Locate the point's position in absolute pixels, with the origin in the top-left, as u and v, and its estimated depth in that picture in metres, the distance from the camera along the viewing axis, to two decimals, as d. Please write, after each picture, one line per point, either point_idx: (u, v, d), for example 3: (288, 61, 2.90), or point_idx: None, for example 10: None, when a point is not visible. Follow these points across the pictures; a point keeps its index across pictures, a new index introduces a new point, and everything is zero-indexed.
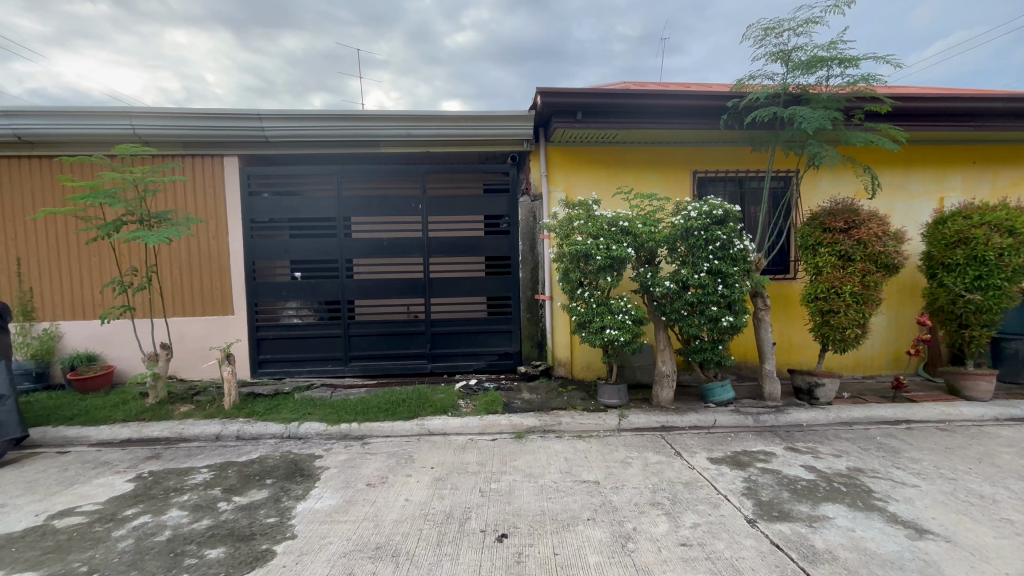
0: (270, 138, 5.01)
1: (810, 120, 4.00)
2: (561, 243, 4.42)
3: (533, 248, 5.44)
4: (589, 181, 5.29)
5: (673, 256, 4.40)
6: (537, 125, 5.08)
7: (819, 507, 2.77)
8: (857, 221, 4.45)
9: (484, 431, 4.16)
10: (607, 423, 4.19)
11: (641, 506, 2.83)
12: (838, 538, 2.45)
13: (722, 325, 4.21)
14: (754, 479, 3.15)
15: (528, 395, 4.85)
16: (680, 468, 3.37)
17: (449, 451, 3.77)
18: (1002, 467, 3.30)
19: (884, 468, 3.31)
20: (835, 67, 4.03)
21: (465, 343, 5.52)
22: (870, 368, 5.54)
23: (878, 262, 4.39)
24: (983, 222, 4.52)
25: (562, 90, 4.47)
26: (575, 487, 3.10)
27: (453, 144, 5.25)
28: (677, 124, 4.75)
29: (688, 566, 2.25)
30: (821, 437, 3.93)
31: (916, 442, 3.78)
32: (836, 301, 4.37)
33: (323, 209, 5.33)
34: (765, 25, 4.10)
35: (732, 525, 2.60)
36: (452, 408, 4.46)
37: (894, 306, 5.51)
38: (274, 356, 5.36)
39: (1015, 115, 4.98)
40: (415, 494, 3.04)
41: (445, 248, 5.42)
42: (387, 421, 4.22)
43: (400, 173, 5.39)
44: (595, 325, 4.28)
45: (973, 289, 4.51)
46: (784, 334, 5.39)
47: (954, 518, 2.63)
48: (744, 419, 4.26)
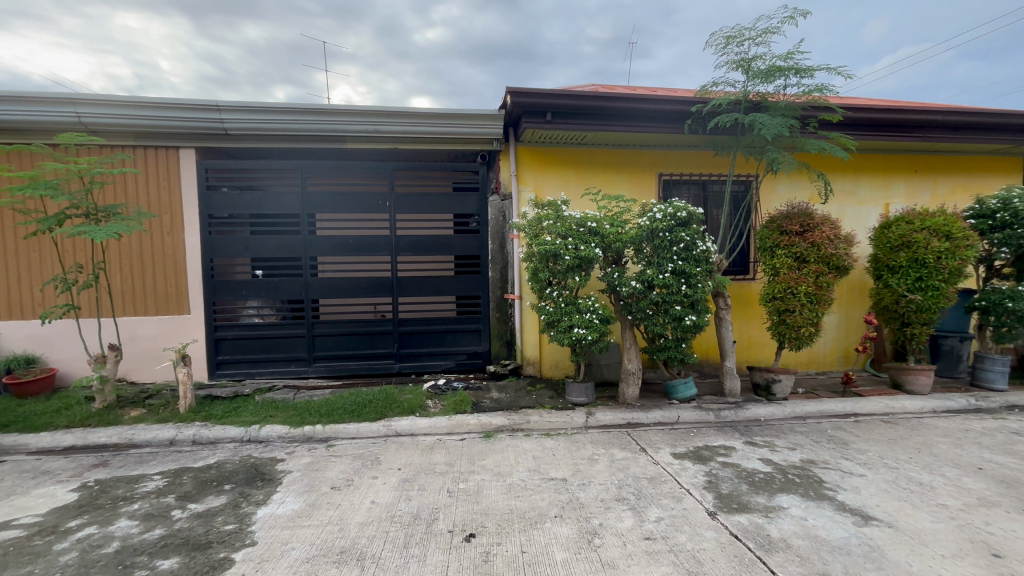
0: (230, 130, 4.83)
1: (768, 127, 4.17)
2: (530, 243, 4.44)
3: (502, 247, 5.45)
4: (558, 181, 5.34)
5: (639, 256, 4.48)
6: (506, 124, 5.08)
7: (776, 498, 2.90)
8: (811, 224, 4.66)
9: (452, 431, 4.14)
10: (574, 421, 4.25)
11: (607, 501, 2.88)
12: (792, 527, 2.56)
13: (685, 324, 4.33)
14: (715, 473, 3.26)
15: (497, 395, 4.85)
16: (645, 463, 3.45)
17: (417, 452, 3.73)
18: (938, 456, 3.54)
19: (834, 459, 3.49)
20: (792, 76, 4.20)
21: (434, 342, 5.47)
22: (822, 365, 5.82)
23: (830, 264, 4.60)
24: (923, 226, 4.81)
25: (532, 90, 4.48)
26: (543, 485, 3.13)
27: (422, 141, 5.19)
28: (644, 128, 4.85)
29: (652, 559, 2.31)
30: (778, 431, 4.11)
31: (863, 434, 4.00)
32: (792, 301, 4.57)
33: (286, 204, 5.16)
34: (727, 34, 4.24)
35: (693, 518, 2.68)
36: (420, 408, 4.42)
37: (845, 305, 5.82)
38: (234, 357, 5.17)
39: (953, 128, 5.33)
40: (381, 496, 3.00)
41: (414, 247, 5.35)
42: (353, 423, 4.14)
43: (367, 170, 5.28)
44: (564, 324, 4.32)
45: (914, 290, 4.80)
46: (744, 333, 5.59)
47: (897, 505, 2.80)
48: (706, 415, 4.40)
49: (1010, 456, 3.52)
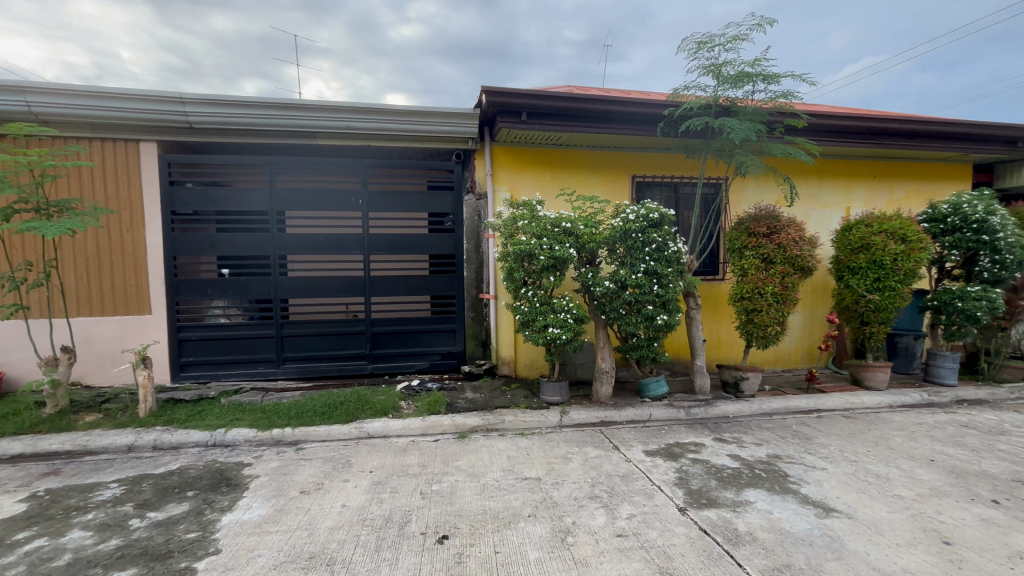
0: (194, 124, 4.65)
1: (737, 131, 4.28)
2: (505, 243, 4.44)
3: (478, 247, 5.44)
4: (533, 181, 5.36)
5: (613, 256, 4.54)
6: (481, 123, 5.07)
7: (743, 493, 2.97)
8: (778, 226, 4.80)
9: (425, 432, 4.10)
10: (548, 420, 4.27)
11: (580, 500, 2.90)
12: (758, 521, 2.64)
13: (657, 323, 4.40)
14: (685, 469, 3.33)
15: (471, 395, 4.83)
16: (618, 461, 3.49)
17: (389, 454, 3.68)
18: (894, 448, 3.70)
19: (798, 454, 3.61)
20: (760, 82, 4.32)
21: (408, 343, 5.40)
22: (787, 362, 6.02)
23: (795, 265, 4.76)
24: (881, 229, 5.03)
25: (507, 89, 4.48)
26: (517, 484, 3.13)
27: (396, 138, 5.12)
28: (617, 130, 4.91)
29: (624, 556, 2.34)
30: (745, 428, 4.22)
31: (825, 429, 4.15)
32: (759, 301, 4.71)
33: (254, 201, 5.01)
34: (699, 39, 4.33)
35: (664, 514, 2.73)
36: (393, 410, 4.36)
37: (809, 305, 6.02)
38: (198, 359, 4.99)
39: (909, 135, 5.59)
40: (352, 499, 2.94)
41: (387, 246, 5.28)
42: (324, 426, 4.05)
43: (340, 168, 5.18)
44: (538, 324, 4.33)
45: (873, 290, 5.02)
46: (713, 332, 5.73)
47: (856, 497, 2.92)
48: (677, 413, 4.48)
49: (959, 447, 3.71)
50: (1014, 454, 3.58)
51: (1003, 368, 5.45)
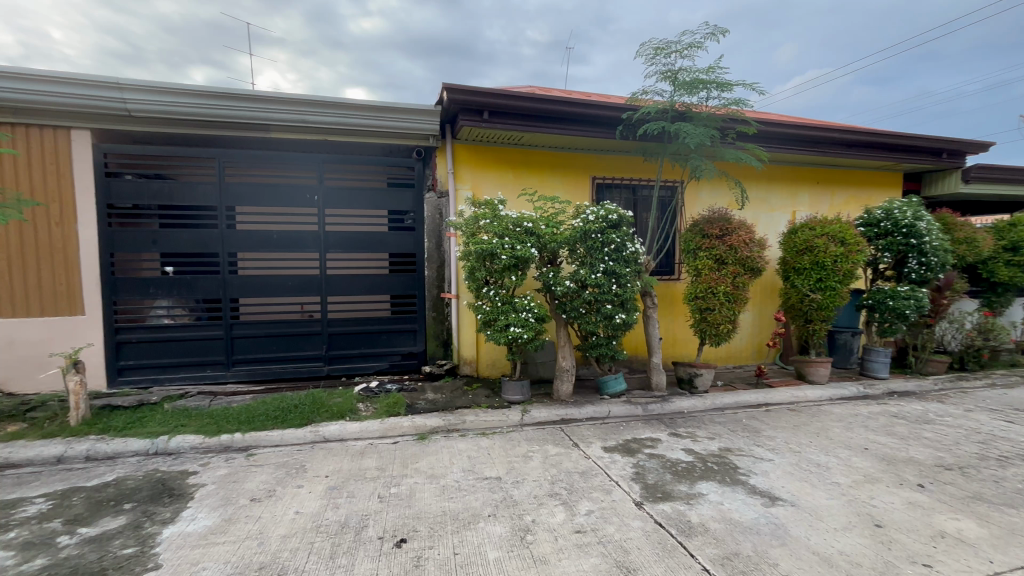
0: (134, 112, 4.36)
1: (692, 136, 4.44)
2: (467, 242, 4.42)
3: (439, 246, 5.38)
4: (495, 180, 5.35)
5: (573, 256, 4.59)
6: (442, 121, 5.01)
7: (696, 485, 3.08)
8: (729, 229, 5.00)
9: (384, 435, 4.02)
10: (509, 419, 4.27)
11: (540, 498, 2.92)
12: (710, 512, 2.74)
13: (616, 322, 4.49)
14: (642, 464, 3.41)
15: (432, 395, 4.77)
16: (577, 458, 3.54)
17: (346, 457, 3.58)
18: (833, 439, 3.93)
19: (747, 446, 3.78)
20: (714, 90, 4.48)
21: (366, 343, 5.28)
22: (738, 359, 6.29)
23: (745, 265, 4.97)
24: (823, 232, 5.34)
25: (468, 87, 4.44)
26: (477, 484, 3.11)
27: (354, 133, 4.98)
28: (578, 131, 4.96)
29: (581, 552, 2.37)
30: (699, 422, 4.38)
31: (772, 422, 4.37)
32: (712, 300, 4.89)
33: (201, 195, 4.75)
34: (656, 45, 4.45)
35: (621, 509, 2.79)
36: (350, 412, 4.25)
37: (758, 304, 6.31)
38: (138, 362, 4.69)
39: (848, 144, 5.95)
40: (306, 505, 2.84)
41: (345, 244, 5.15)
42: (276, 430, 3.90)
43: (295, 162, 4.99)
44: (500, 324, 4.33)
45: (815, 290, 5.31)
46: (669, 330, 5.91)
47: (799, 485, 3.08)
48: (635, 408, 4.59)
49: (890, 436, 3.99)
50: (937, 441, 3.88)
51: (929, 362, 5.90)
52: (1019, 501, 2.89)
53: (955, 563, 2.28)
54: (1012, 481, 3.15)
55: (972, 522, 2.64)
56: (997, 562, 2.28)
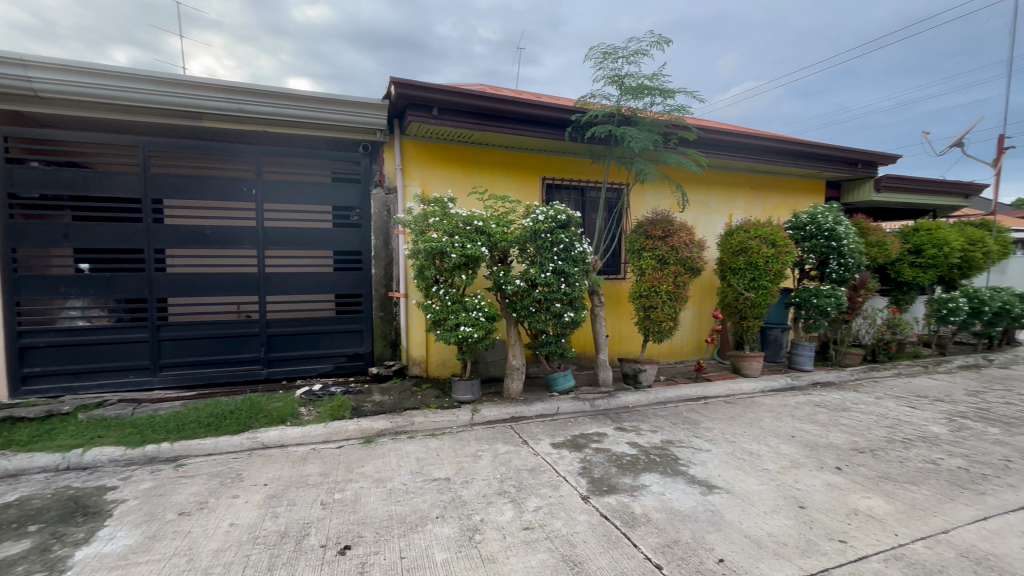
0: (41, 93, 3.91)
1: (637, 140, 4.60)
2: (415, 240, 4.34)
3: (386, 243, 5.26)
4: (444, 177, 5.29)
5: (523, 256, 4.62)
6: (391, 115, 4.88)
7: (639, 477, 3.19)
8: (671, 230, 5.22)
9: (328, 439, 3.87)
10: (459, 419, 4.25)
11: (488, 497, 2.92)
12: (652, 502, 2.85)
13: (565, 320, 4.56)
14: (589, 459, 3.50)
15: (379, 397, 4.65)
16: (526, 455, 3.58)
17: (287, 464, 3.42)
18: (764, 428, 4.21)
19: (687, 438, 3.96)
20: (658, 96, 4.66)
21: (309, 345, 5.06)
22: (680, 354, 6.59)
23: (686, 265, 5.20)
24: (756, 235, 5.69)
25: (416, 82, 4.35)
26: (425, 486, 3.07)
27: (298, 126, 4.73)
28: (528, 132, 5.00)
29: (529, 548, 2.39)
30: (643, 416, 4.55)
31: (710, 414, 4.61)
32: (655, 299, 5.08)
33: (123, 186, 4.40)
34: (604, 50, 4.56)
35: (569, 503, 2.85)
36: (292, 417, 4.07)
37: (697, 302, 6.63)
38: (48, 369, 4.25)
39: (779, 153, 6.36)
40: (242, 516, 2.69)
41: (286, 240, 4.92)
42: (209, 438, 3.66)
43: (230, 153, 4.70)
44: (449, 323, 4.28)
45: (749, 289, 5.65)
46: (616, 328, 6.09)
47: (733, 473, 3.27)
48: (582, 405, 4.70)
49: (813, 423, 4.32)
50: (852, 426, 4.25)
51: (846, 355, 6.45)
52: (919, 479, 3.22)
53: (866, 537, 2.50)
54: (913, 461, 3.50)
55: (881, 499, 2.91)
56: (901, 535, 2.53)
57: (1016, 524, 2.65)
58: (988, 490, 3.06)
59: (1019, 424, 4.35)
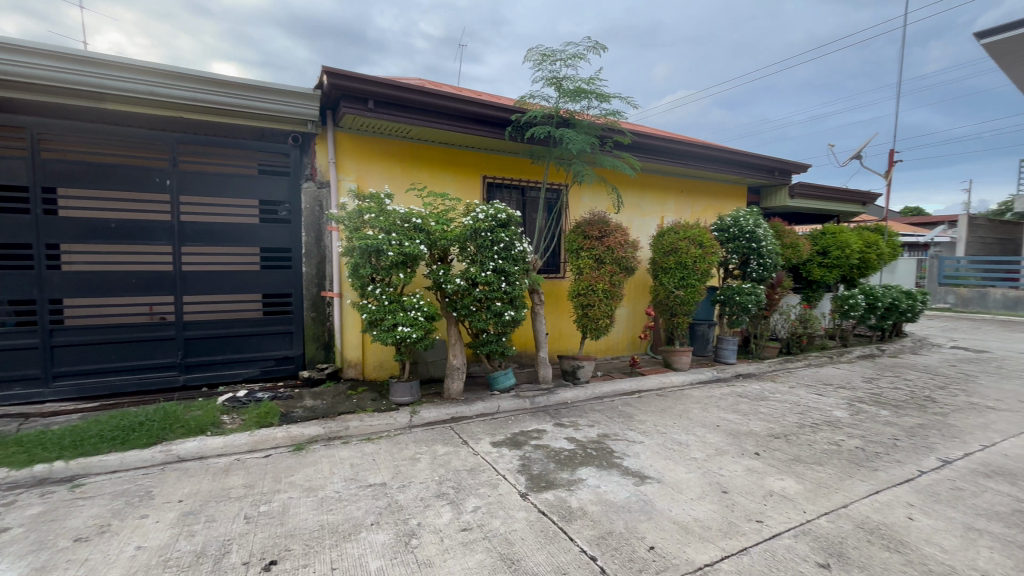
0: None
1: (574, 142, 4.70)
2: (350, 237, 4.18)
3: (319, 239, 4.99)
4: (381, 172, 5.13)
5: (463, 254, 4.57)
6: (323, 106, 4.65)
7: (576, 472, 3.27)
8: (607, 230, 5.38)
9: (254, 449, 3.63)
10: (397, 422, 4.13)
11: (426, 500, 2.87)
12: (589, 496, 2.92)
13: (505, 319, 4.56)
14: (528, 456, 3.53)
15: (311, 402, 4.43)
16: (466, 455, 3.55)
17: (206, 477, 3.17)
18: (692, 419, 4.45)
19: (622, 431, 4.11)
20: (594, 100, 4.78)
21: (233, 348, 4.73)
22: (616, 350, 6.83)
23: (621, 265, 5.39)
24: (685, 236, 6.00)
25: (350, 73, 4.18)
26: (359, 493, 2.96)
27: (218, 113, 4.37)
28: (467, 129, 4.95)
29: (467, 549, 2.37)
30: (581, 412, 4.66)
31: (644, 407, 4.81)
32: (593, 297, 5.22)
33: (6, 172, 3.90)
34: (543, 52, 4.62)
35: (507, 501, 2.85)
36: (212, 426, 3.78)
37: (632, 300, 6.89)
38: None
39: (706, 159, 6.74)
40: (151, 538, 2.45)
41: (205, 236, 4.56)
42: (113, 453, 3.31)
43: (138, 139, 4.27)
44: (386, 323, 4.14)
45: (679, 287, 5.95)
46: (556, 326, 6.20)
47: (664, 463, 3.42)
48: (523, 402, 4.74)
49: (736, 413, 4.63)
50: (769, 414, 4.59)
51: (765, 348, 6.97)
52: (824, 459, 3.54)
53: (779, 516, 2.71)
54: (820, 444, 3.85)
55: (792, 480, 3.16)
56: (809, 512, 2.76)
57: (902, 495, 2.98)
58: (880, 466, 3.42)
59: (905, 406, 4.91)
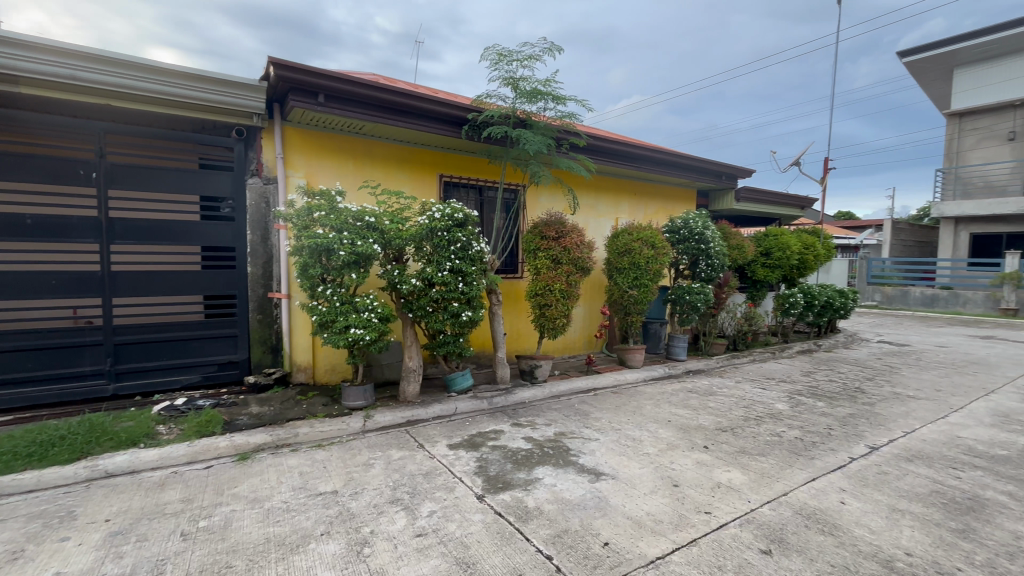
0: None
1: (531, 143, 4.72)
2: (298, 235, 4.02)
3: (265, 239, 4.78)
4: (332, 169, 4.96)
5: (419, 254, 4.50)
6: (271, 98, 4.45)
7: (533, 471, 3.28)
8: (564, 231, 5.44)
9: (193, 460, 3.41)
10: (350, 427, 4.00)
11: (379, 506, 2.79)
12: (545, 495, 2.93)
13: (462, 319, 4.51)
14: (485, 457, 3.51)
15: (257, 409, 4.22)
16: (421, 459, 3.48)
17: (138, 493, 2.94)
18: (645, 415, 4.57)
19: (578, 429, 4.17)
20: (550, 101, 4.82)
21: (170, 354, 4.43)
22: (573, 349, 6.94)
23: (577, 265, 5.46)
24: (638, 237, 6.16)
25: (299, 65, 4.01)
26: (308, 502, 2.84)
27: (153, 103, 4.08)
28: (423, 127, 4.87)
29: (422, 555, 2.32)
30: (538, 411, 4.69)
31: (599, 405, 4.90)
32: (549, 297, 5.27)
33: None
34: (500, 52, 4.61)
35: (464, 504, 2.82)
36: (146, 438, 3.52)
37: (588, 299, 7.01)
38: None
39: (658, 163, 6.96)
40: (73, 562, 2.25)
41: (139, 233, 4.25)
42: (30, 471, 3.02)
43: (61, 127, 3.91)
44: (338, 325, 4.00)
45: (633, 287, 6.10)
46: (513, 326, 6.21)
47: (619, 459, 3.50)
48: (480, 403, 4.71)
49: (686, 408, 4.80)
50: (717, 409, 4.79)
51: (713, 345, 7.27)
52: (767, 450, 3.73)
53: (726, 506, 2.83)
54: (763, 435, 4.05)
55: (738, 471, 3.31)
56: (753, 501, 2.90)
57: (835, 481, 3.18)
58: (817, 454, 3.64)
59: (838, 397, 5.25)
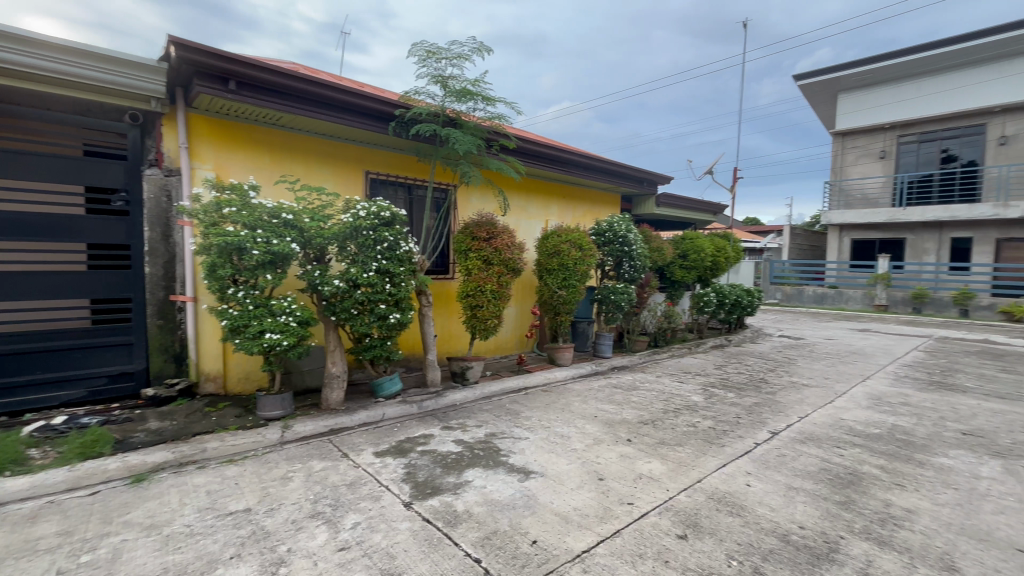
0: None
1: (460, 142, 4.68)
2: (205, 233, 3.70)
3: (165, 237, 4.32)
4: (246, 162, 4.60)
5: (343, 254, 4.30)
6: (174, 82, 4.03)
7: (463, 474, 3.24)
8: (495, 232, 5.44)
9: (75, 487, 3.00)
10: (266, 440, 3.72)
11: (298, 522, 2.62)
12: (474, 497, 2.91)
13: (390, 322, 4.37)
14: (413, 463, 3.42)
15: (156, 424, 3.81)
16: (345, 469, 3.33)
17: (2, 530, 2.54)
18: (573, 411, 4.70)
19: (508, 428, 4.19)
20: (479, 102, 4.82)
21: (45, 367, 3.87)
22: (504, 349, 6.97)
23: (508, 266, 5.47)
24: (567, 239, 6.34)
25: (205, 47, 3.67)
26: (216, 523, 2.60)
27: (23, 78, 3.51)
28: (347, 121, 4.66)
29: (344, 570, 2.21)
30: (469, 412, 4.66)
31: (529, 404, 4.96)
32: (481, 297, 5.26)
33: None
34: (428, 48, 4.52)
35: (390, 513, 2.73)
36: (13, 465, 3.04)
37: (519, 300, 7.09)
38: None
39: (585, 167, 7.20)
40: None
41: (5, 228, 3.68)
42: None
43: None
44: (251, 329, 3.71)
45: (562, 287, 6.25)
46: (444, 327, 6.12)
47: (548, 457, 3.56)
48: (409, 407, 4.59)
49: (611, 403, 5.00)
50: (640, 403, 5.04)
51: (636, 341, 7.64)
52: (684, 440, 3.98)
53: (647, 496, 2.97)
54: (681, 426, 4.31)
55: (658, 462, 3.49)
56: (671, 489, 3.07)
57: (742, 465, 3.46)
58: (726, 441, 3.94)
59: (745, 388, 5.74)
